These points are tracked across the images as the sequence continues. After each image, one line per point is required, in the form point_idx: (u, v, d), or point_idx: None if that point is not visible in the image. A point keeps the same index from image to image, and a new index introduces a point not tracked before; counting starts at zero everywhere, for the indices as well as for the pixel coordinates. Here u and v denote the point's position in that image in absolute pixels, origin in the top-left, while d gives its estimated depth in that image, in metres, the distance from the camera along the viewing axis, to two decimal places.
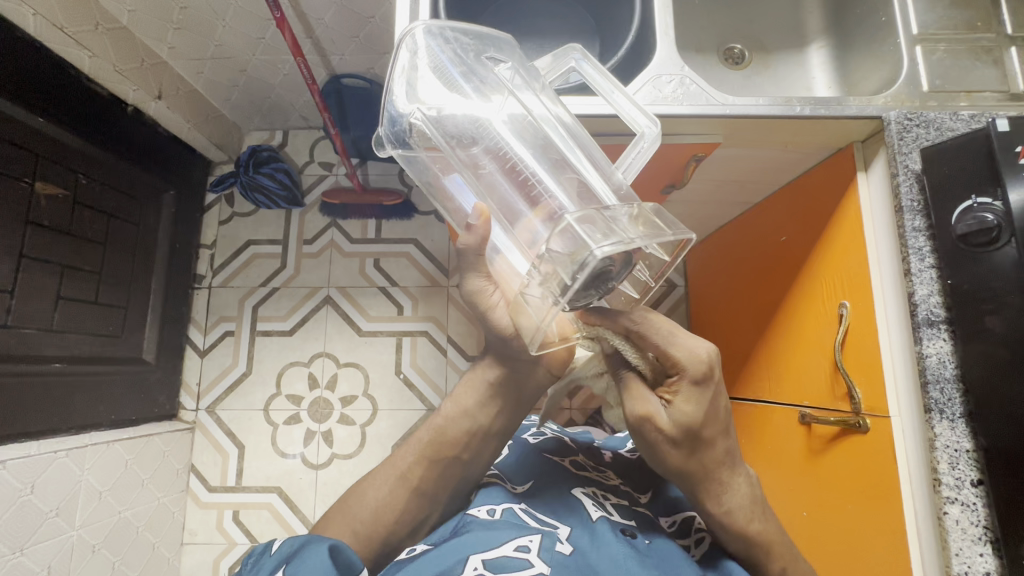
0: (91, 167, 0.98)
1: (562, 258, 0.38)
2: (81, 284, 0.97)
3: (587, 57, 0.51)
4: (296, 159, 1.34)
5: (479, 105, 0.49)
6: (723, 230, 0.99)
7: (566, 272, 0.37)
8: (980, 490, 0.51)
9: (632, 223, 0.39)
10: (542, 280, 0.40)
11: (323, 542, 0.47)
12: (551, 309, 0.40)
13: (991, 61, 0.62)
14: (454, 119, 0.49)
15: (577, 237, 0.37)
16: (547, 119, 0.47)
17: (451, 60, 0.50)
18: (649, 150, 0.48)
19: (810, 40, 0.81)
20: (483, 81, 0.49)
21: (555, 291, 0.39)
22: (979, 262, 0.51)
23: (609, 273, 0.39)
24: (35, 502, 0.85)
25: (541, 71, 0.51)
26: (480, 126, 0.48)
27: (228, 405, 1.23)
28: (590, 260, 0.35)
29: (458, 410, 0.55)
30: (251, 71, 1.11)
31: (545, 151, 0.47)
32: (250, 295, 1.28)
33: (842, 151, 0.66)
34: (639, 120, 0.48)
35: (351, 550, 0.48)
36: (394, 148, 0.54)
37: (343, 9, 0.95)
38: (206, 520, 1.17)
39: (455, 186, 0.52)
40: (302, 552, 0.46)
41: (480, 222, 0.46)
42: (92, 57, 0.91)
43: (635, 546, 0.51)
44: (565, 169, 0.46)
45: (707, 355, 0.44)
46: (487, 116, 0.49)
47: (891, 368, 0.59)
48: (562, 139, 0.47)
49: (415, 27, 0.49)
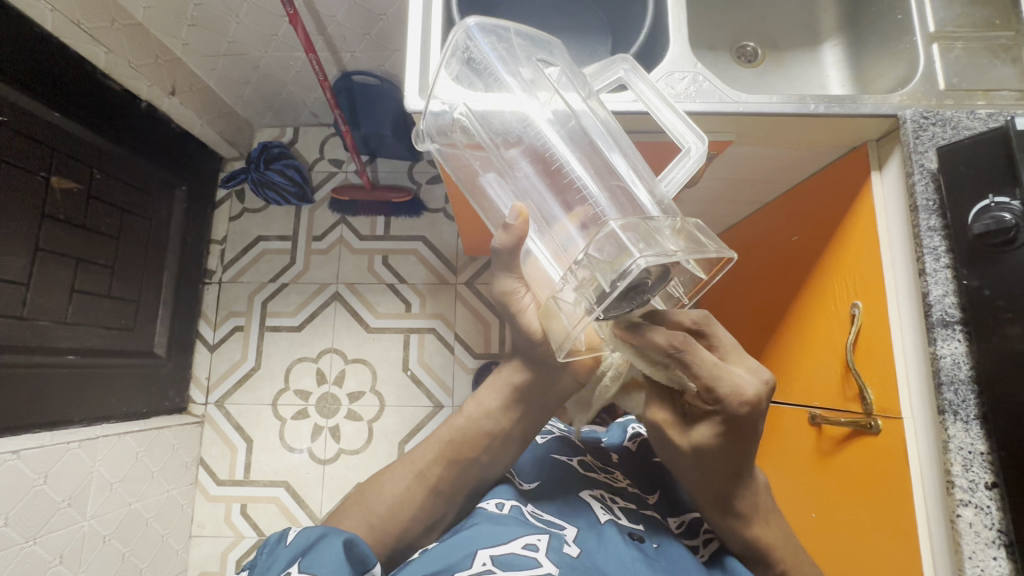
0: (106, 161, 0.99)
1: (603, 264, 0.38)
2: (95, 278, 0.98)
3: (636, 69, 0.51)
4: (306, 156, 1.35)
5: (526, 107, 0.49)
6: (734, 227, 0.98)
7: (605, 280, 0.37)
8: (993, 492, 0.50)
9: (671, 237, 0.39)
10: (578, 286, 0.40)
11: (334, 536, 0.47)
12: (585, 314, 0.40)
13: (1010, 59, 0.61)
14: (499, 117, 0.49)
15: (620, 244, 0.37)
16: (593, 125, 0.48)
17: (500, 57, 0.49)
18: (694, 166, 0.47)
19: (824, 38, 0.80)
20: (530, 78, 0.49)
21: (591, 298, 0.39)
22: (996, 264, 0.50)
23: (644, 286, 0.39)
24: (47, 492, 0.86)
25: (588, 78, 0.51)
26: (526, 128, 0.49)
27: (237, 399, 1.24)
28: (633, 267, 0.35)
29: (471, 408, 0.56)
30: (263, 67, 1.12)
31: (588, 157, 0.48)
32: (260, 291, 1.29)
33: (856, 150, 0.66)
34: (686, 136, 0.48)
35: (365, 544, 0.48)
36: (434, 143, 0.54)
37: (355, 6, 0.95)
38: (214, 512, 1.18)
39: (494, 188, 0.53)
40: (318, 545, 0.46)
41: (519, 223, 0.45)
42: (107, 52, 0.92)
43: (644, 549, 0.51)
44: (607, 174, 0.47)
45: (752, 392, 0.45)
46: (533, 119, 0.49)
47: (903, 369, 0.59)
48: (604, 144, 0.47)
49: (469, 23, 0.48)
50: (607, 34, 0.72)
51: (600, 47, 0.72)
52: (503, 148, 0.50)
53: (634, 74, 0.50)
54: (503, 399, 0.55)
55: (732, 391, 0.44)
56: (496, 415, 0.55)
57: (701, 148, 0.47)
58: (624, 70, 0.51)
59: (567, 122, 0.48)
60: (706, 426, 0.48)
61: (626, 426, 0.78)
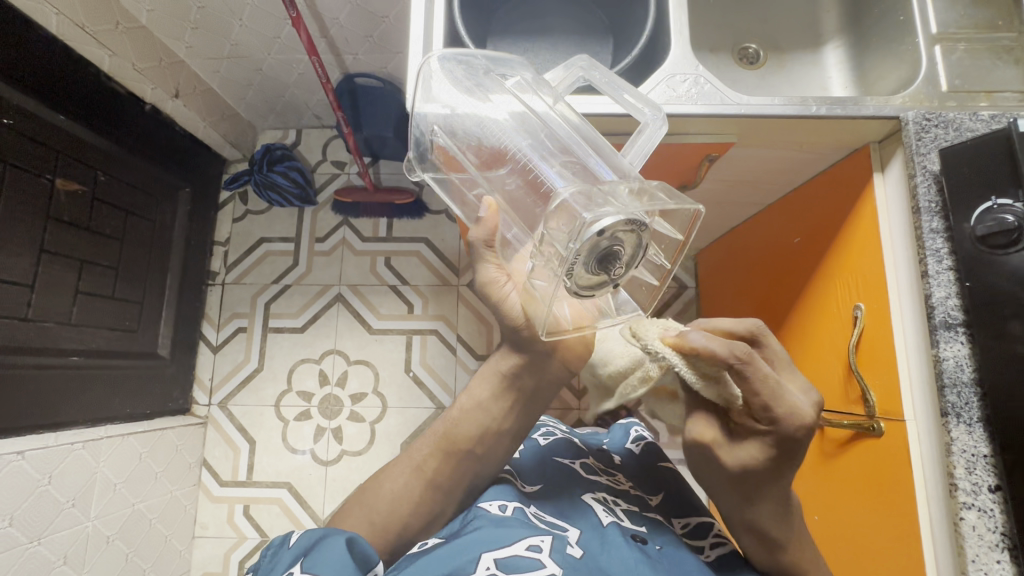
0: (110, 164, 1.00)
1: (560, 232, 0.39)
2: (99, 279, 0.98)
3: (592, 65, 0.53)
4: (309, 158, 1.35)
5: (484, 111, 0.50)
6: (736, 230, 0.98)
7: (566, 246, 0.38)
8: (997, 496, 0.50)
9: (632, 198, 0.39)
10: (545, 263, 0.41)
11: (337, 535, 0.47)
12: (556, 289, 0.41)
13: (1012, 61, 0.61)
14: (463, 123, 0.50)
15: (573, 211, 0.38)
16: (556, 122, 0.49)
17: (463, 78, 0.52)
18: (656, 135, 0.51)
19: (826, 40, 0.80)
20: (490, 87, 0.51)
21: (558, 270, 0.39)
22: (999, 265, 0.50)
23: (614, 249, 0.39)
24: (52, 493, 0.86)
25: (552, 83, 0.53)
26: (486, 132, 0.49)
27: (239, 400, 1.24)
28: (586, 228, 0.36)
29: (471, 403, 0.55)
30: (266, 70, 1.13)
31: (552, 153, 0.48)
32: (263, 292, 1.30)
33: (858, 152, 0.66)
34: (647, 112, 0.51)
35: (366, 542, 0.48)
36: (422, 170, 0.58)
37: (358, 8, 0.95)
38: (217, 513, 1.19)
39: (474, 198, 0.54)
40: (321, 544, 0.46)
41: (488, 215, 0.48)
42: (111, 55, 0.93)
43: (647, 551, 0.51)
44: (570, 163, 0.46)
45: (808, 415, 0.42)
46: (492, 121, 0.49)
47: (906, 371, 0.59)
48: (563, 135, 0.48)
49: (432, 55, 0.53)
50: (608, 36, 0.72)
51: (601, 49, 0.72)
52: (469, 152, 0.50)
53: (591, 65, 0.52)
54: (505, 400, 0.55)
55: (787, 413, 0.42)
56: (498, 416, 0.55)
57: (660, 127, 0.50)
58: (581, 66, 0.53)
59: (527, 119, 0.49)
60: (756, 446, 0.44)
61: (628, 427, 0.79)
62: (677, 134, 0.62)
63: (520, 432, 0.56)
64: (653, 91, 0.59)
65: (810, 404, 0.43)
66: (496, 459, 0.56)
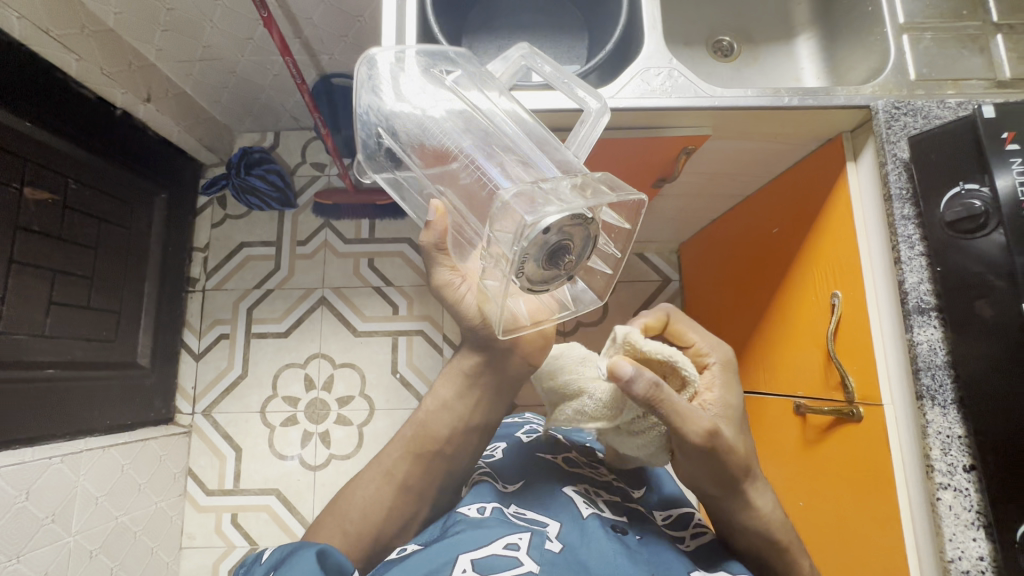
0: (81, 171, 0.98)
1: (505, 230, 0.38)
2: (74, 289, 0.96)
3: (537, 53, 0.53)
4: (287, 160, 1.34)
5: (429, 110, 0.51)
6: (717, 223, 0.99)
7: (510, 247, 0.38)
8: (972, 475, 0.51)
9: (573, 192, 0.39)
10: (496, 263, 0.41)
11: (305, 548, 0.46)
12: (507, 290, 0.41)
13: (978, 49, 0.62)
14: (408, 112, 0.51)
15: (513, 210, 0.38)
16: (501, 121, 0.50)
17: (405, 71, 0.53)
18: (598, 126, 0.51)
19: (798, 32, 0.81)
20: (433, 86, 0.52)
21: (506, 270, 0.40)
22: (968, 250, 0.51)
23: (565, 247, 0.40)
24: (30, 509, 0.84)
25: (497, 76, 0.53)
26: (430, 128, 0.50)
27: (224, 408, 1.22)
28: (527, 227, 0.36)
29: (437, 406, 0.56)
30: (240, 72, 1.11)
31: (496, 147, 0.48)
32: (245, 297, 1.28)
33: (831, 141, 0.66)
34: (587, 100, 0.52)
35: (339, 552, 0.47)
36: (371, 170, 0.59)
37: (332, 8, 0.94)
38: (204, 523, 1.17)
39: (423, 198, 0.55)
40: (291, 557, 0.46)
41: (438, 220, 0.49)
42: (78, 60, 0.91)
43: (626, 541, 0.51)
44: (510, 152, 0.48)
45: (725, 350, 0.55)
46: (436, 119, 0.50)
47: (882, 357, 0.60)
48: (507, 133, 0.49)
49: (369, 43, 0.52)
50: (584, 31, 0.72)
51: (577, 44, 0.72)
52: (413, 143, 0.52)
53: (535, 58, 0.53)
54: (486, 397, 0.55)
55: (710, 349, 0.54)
56: (479, 414, 0.56)
57: (603, 114, 0.51)
58: (527, 58, 0.53)
59: (468, 110, 0.50)
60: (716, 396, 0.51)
61: None
62: (654, 128, 0.63)
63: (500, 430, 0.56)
64: (628, 85, 0.59)
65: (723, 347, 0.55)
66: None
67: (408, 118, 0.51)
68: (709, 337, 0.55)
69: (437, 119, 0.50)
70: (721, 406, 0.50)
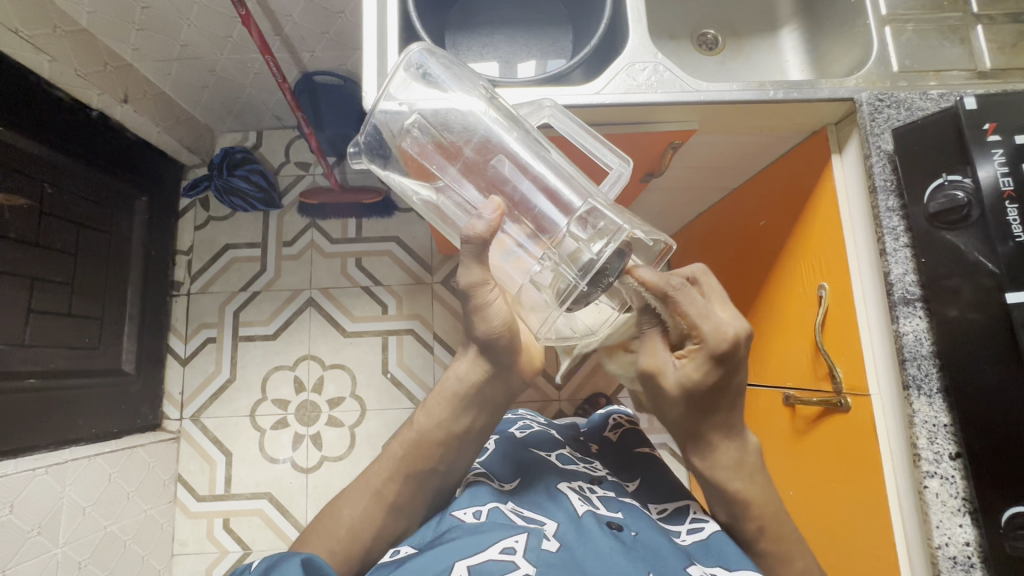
0: (57, 175, 0.95)
1: (586, 239, 0.46)
2: (53, 296, 0.94)
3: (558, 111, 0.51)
4: (271, 160, 1.32)
5: (470, 113, 0.49)
6: (704, 215, 0.99)
7: (588, 250, 0.45)
8: (957, 463, 0.52)
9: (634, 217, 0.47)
10: (552, 266, 0.48)
11: (292, 556, 0.46)
12: (566, 290, 0.46)
13: (959, 40, 0.62)
14: (448, 115, 0.49)
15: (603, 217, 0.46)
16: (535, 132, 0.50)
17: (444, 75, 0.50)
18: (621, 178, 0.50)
19: (782, 24, 0.81)
20: (469, 90, 0.50)
21: (571, 272, 0.46)
22: (949, 241, 0.52)
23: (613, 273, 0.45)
24: (15, 522, 0.83)
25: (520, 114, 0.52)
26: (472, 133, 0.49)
27: (212, 413, 1.21)
28: (622, 232, 0.44)
29: (431, 418, 0.56)
30: (220, 71, 1.09)
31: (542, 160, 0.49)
32: (231, 300, 1.26)
33: (816, 134, 0.66)
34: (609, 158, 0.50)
35: (326, 561, 0.47)
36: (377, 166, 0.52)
37: (311, 4, 0.92)
38: (196, 529, 1.16)
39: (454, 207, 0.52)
40: (279, 566, 0.45)
41: (495, 215, 0.45)
42: (51, 62, 0.88)
43: (622, 538, 0.51)
44: (561, 176, 0.49)
45: (733, 333, 0.46)
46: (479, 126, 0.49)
47: (870, 348, 0.60)
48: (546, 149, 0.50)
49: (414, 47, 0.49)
50: (568, 27, 0.72)
51: (562, 40, 0.72)
52: (453, 151, 0.50)
53: (557, 109, 0.51)
54: (470, 372, 0.56)
55: (711, 329, 0.46)
56: (462, 404, 0.55)
57: (626, 167, 0.50)
58: (549, 107, 0.51)
59: (517, 127, 0.49)
60: (692, 362, 0.48)
61: (607, 416, 0.82)
62: (642, 123, 0.63)
63: (485, 412, 0.57)
64: (613, 81, 0.59)
65: (738, 326, 0.46)
66: (461, 441, 0.57)
67: (454, 125, 0.49)
68: (709, 317, 0.46)
69: (484, 133, 0.49)
70: (683, 373, 0.48)
